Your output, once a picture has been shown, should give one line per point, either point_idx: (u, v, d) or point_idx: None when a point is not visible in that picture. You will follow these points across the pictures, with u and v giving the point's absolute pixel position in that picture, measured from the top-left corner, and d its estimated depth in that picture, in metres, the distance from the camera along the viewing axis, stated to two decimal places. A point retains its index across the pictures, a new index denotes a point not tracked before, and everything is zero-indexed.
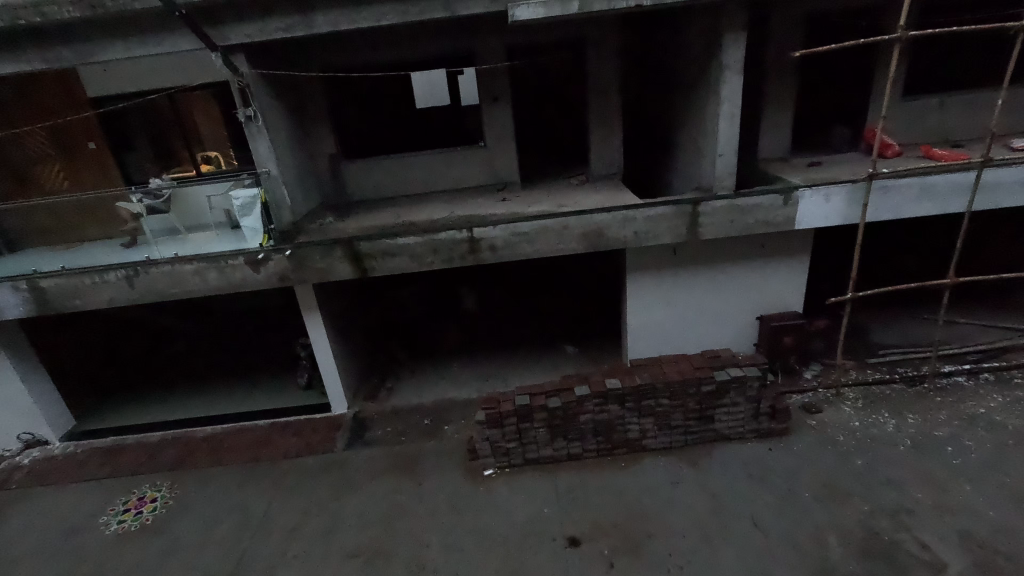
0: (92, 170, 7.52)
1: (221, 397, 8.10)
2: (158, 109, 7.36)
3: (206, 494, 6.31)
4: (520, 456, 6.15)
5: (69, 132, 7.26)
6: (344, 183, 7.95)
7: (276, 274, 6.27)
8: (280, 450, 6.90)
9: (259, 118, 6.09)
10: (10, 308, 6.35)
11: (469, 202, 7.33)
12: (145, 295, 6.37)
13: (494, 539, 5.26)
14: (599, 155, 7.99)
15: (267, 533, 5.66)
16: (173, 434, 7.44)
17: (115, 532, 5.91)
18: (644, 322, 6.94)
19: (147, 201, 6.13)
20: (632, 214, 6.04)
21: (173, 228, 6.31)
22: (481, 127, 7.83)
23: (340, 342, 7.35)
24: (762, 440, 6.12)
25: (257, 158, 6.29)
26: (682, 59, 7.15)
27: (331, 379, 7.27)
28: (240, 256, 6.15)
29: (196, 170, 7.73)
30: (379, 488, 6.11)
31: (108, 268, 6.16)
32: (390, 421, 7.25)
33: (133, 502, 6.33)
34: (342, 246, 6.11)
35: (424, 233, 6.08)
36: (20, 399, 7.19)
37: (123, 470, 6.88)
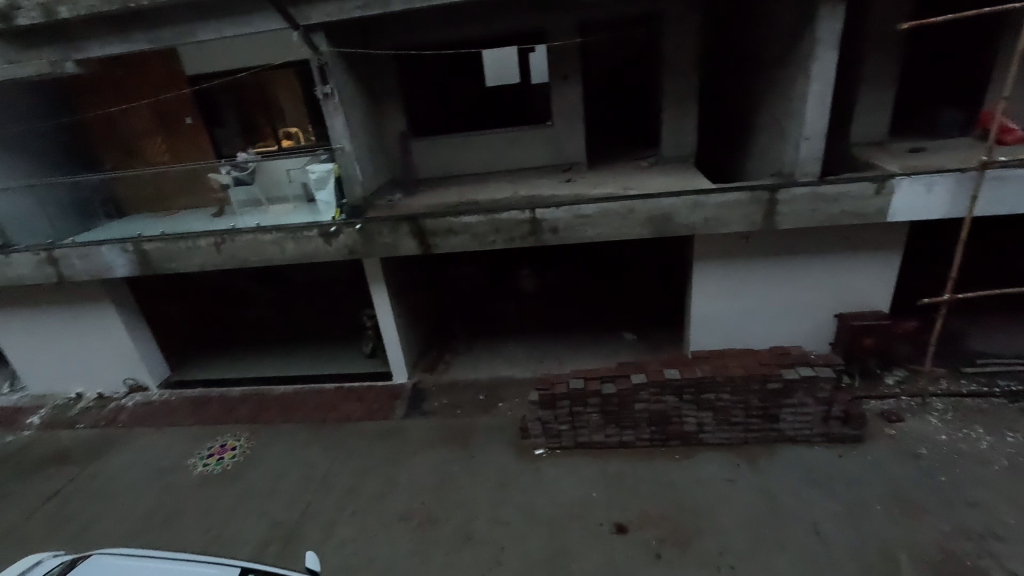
0: (188, 145, 8.17)
1: (294, 359, 8.68)
2: (244, 87, 7.72)
3: (278, 448, 6.85)
4: (571, 438, 6.15)
5: (168, 108, 7.89)
6: (412, 160, 8.13)
7: (346, 247, 6.56)
8: (344, 414, 7.34)
9: (336, 95, 6.33)
10: (118, 268, 7.04)
11: (533, 182, 7.29)
12: (230, 261, 6.87)
13: (540, 518, 5.33)
14: (671, 137, 7.66)
15: (330, 489, 6.06)
16: (251, 391, 8.09)
17: (200, 474, 6.57)
18: (709, 313, 6.66)
19: (234, 172, 6.86)
20: (703, 198, 5.75)
21: (257, 199, 7.04)
22: (549, 107, 7.71)
23: (402, 314, 7.63)
24: (831, 445, 5.75)
25: (332, 134, 6.48)
26: (769, 34, 6.65)
27: (393, 349, 7.56)
28: (314, 228, 6.49)
29: (278, 145, 8.04)
30: (433, 457, 6.36)
31: (199, 235, 6.69)
32: (446, 393, 7.48)
33: (216, 448, 6.99)
34: (408, 222, 6.29)
35: (487, 213, 6.12)
36: (124, 347, 8.05)
37: (207, 420, 7.59)
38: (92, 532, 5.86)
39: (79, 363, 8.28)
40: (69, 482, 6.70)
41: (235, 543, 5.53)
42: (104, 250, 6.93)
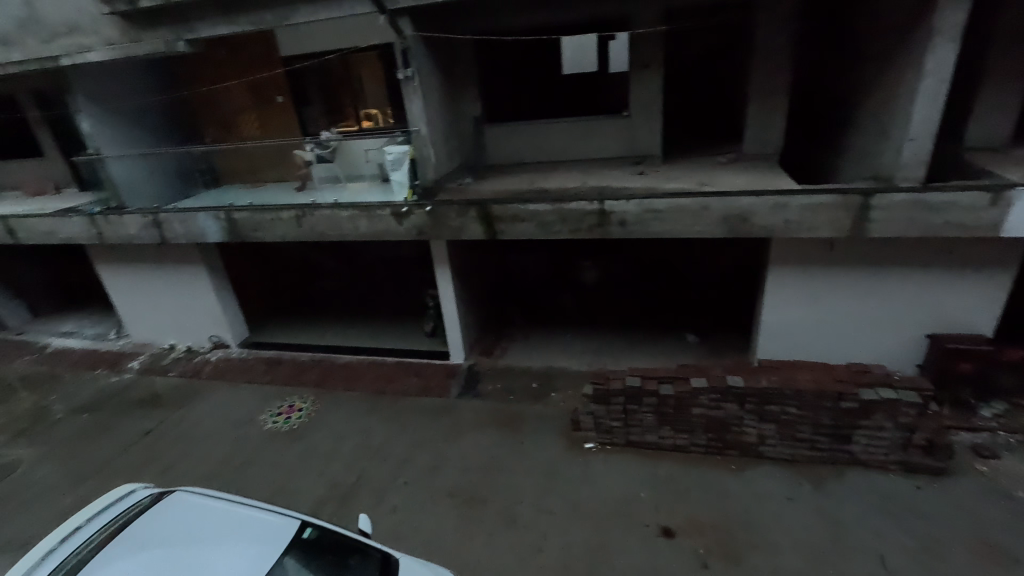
0: (278, 121, 8.63)
1: (359, 331, 9.10)
2: (331, 68, 8.08)
3: (339, 413, 7.26)
4: (622, 436, 6.06)
5: (262, 86, 8.39)
6: (484, 145, 8.21)
7: (415, 227, 6.77)
8: (402, 388, 7.64)
9: (416, 78, 6.48)
10: (211, 233, 7.65)
11: (604, 173, 7.16)
12: (308, 234, 7.27)
13: (584, 511, 5.32)
14: (755, 132, 7.24)
15: (384, 458, 6.35)
16: (318, 357, 8.59)
17: (269, 429, 7.08)
18: (781, 321, 6.31)
19: (318, 151, 7.24)
20: (785, 199, 5.42)
21: (337, 176, 7.43)
22: (627, 97, 7.52)
23: (464, 296, 7.79)
24: (908, 475, 5.32)
25: (410, 118, 6.60)
26: (878, 24, 6.10)
27: (452, 329, 7.74)
28: (387, 207, 6.74)
29: (359, 127, 8.29)
30: (483, 438, 6.50)
31: (282, 208, 7.13)
32: (500, 377, 7.59)
33: (285, 407, 7.50)
34: (476, 207, 6.38)
35: (555, 202, 6.09)
36: (211, 304, 8.75)
37: (279, 380, 8.16)
38: (175, 471, 6.48)
39: (174, 317, 9.11)
40: (159, 423, 7.43)
41: (296, 497, 5.94)
42: (200, 216, 7.55)
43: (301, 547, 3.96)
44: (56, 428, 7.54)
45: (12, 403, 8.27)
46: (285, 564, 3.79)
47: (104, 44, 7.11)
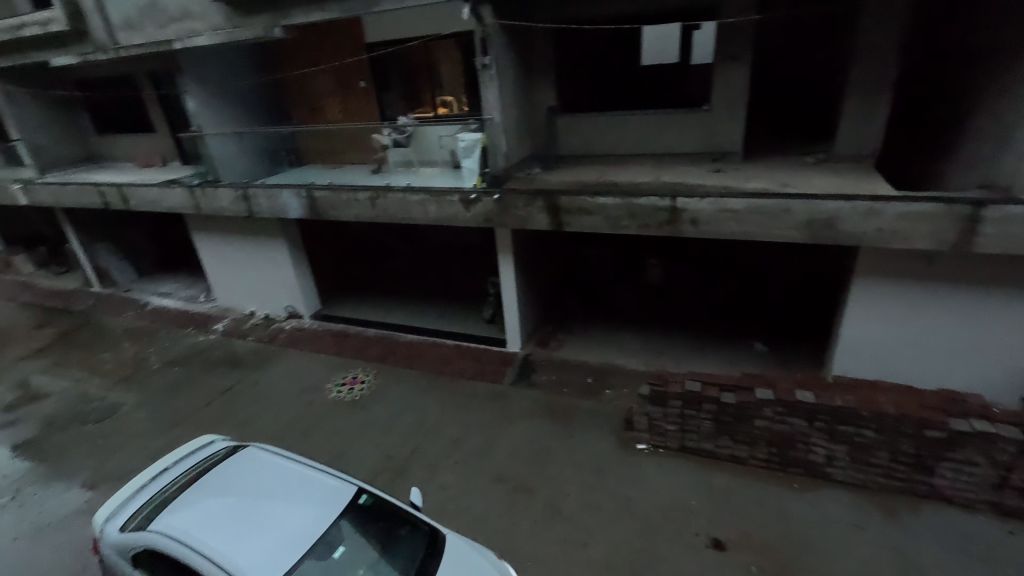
0: (361, 105, 8.98)
1: (421, 312, 9.40)
2: (411, 55, 8.29)
3: (398, 389, 7.56)
4: (677, 441, 5.90)
5: (348, 71, 8.77)
6: (556, 135, 8.15)
7: (482, 215, 6.86)
8: (458, 370, 7.83)
9: (493, 66, 6.49)
10: (293, 210, 8.14)
11: (679, 169, 6.91)
12: (381, 215, 7.56)
13: (632, 512, 5.24)
14: (850, 132, 6.71)
15: (437, 436, 6.55)
16: (382, 334, 8.96)
17: (333, 398, 7.50)
18: (862, 337, 5.87)
19: (394, 136, 7.53)
20: (880, 206, 5.00)
21: (410, 161, 7.65)
22: (709, 90, 7.19)
23: (525, 286, 7.83)
24: (1000, 519, 4.81)
25: (484, 106, 6.71)
26: (1009, 14, 5.43)
27: (511, 318, 7.81)
28: (456, 194, 6.88)
29: (434, 112, 8.50)
30: (534, 428, 6.54)
31: (358, 189, 7.45)
32: (555, 369, 7.59)
33: (348, 378, 7.91)
34: (544, 197, 6.37)
35: (625, 196, 5.96)
36: (290, 276, 9.34)
37: (345, 352, 8.61)
38: (249, 427, 7.02)
39: (256, 286, 9.80)
40: (237, 382, 8.07)
41: (354, 464, 6.27)
42: (285, 193, 8.04)
43: (355, 511, 4.18)
44: (151, 378, 8.38)
45: (117, 352, 9.26)
46: (340, 526, 4.03)
47: (209, 29, 7.65)
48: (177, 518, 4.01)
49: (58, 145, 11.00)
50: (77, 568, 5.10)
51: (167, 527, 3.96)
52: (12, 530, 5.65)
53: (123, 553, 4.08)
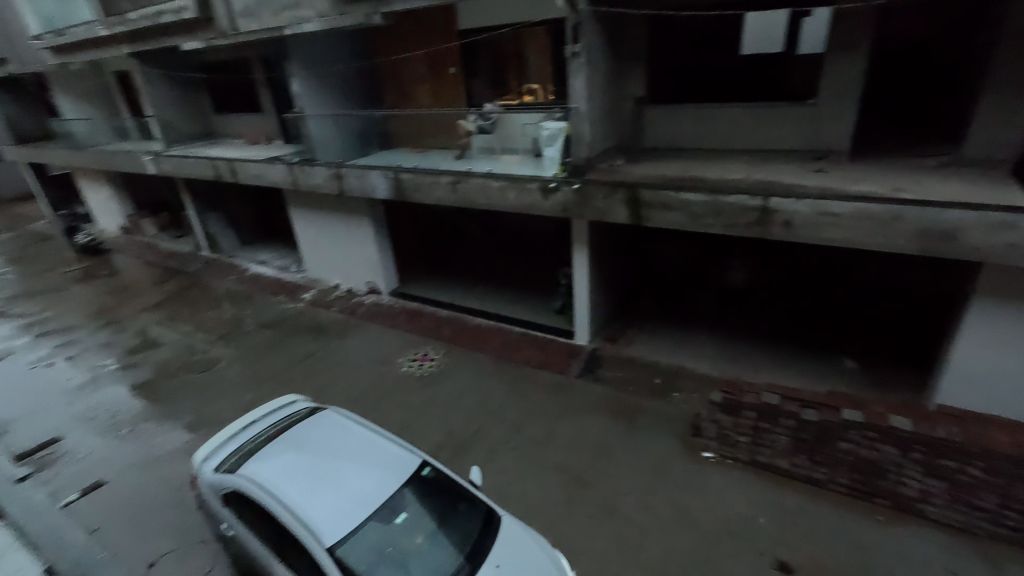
0: (449, 91, 9.20)
1: (492, 297, 9.55)
2: (502, 42, 8.34)
3: (465, 370, 7.76)
4: (748, 453, 5.61)
5: (440, 57, 8.98)
6: (643, 127, 7.89)
7: (560, 204, 6.82)
8: (524, 358, 7.90)
9: (583, 54, 6.36)
10: (379, 190, 8.53)
11: (774, 166, 6.46)
12: (460, 200, 7.73)
13: (692, 520, 5.08)
14: (983, 133, 5.94)
15: (499, 420, 6.67)
16: (453, 315, 9.22)
17: (404, 372, 7.85)
18: (976, 365, 5.24)
19: (479, 122, 7.59)
20: (1014, 219, 4.40)
21: (492, 148, 7.81)
22: (816, 83, 6.63)
23: (598, 279, 7.72)
24: None
25: (571, 95, 6.59)
26: None
27: (581, 310, 7.73)
28: (535, 182, 6.90)
29: (519, 100, 8.52)
30: (596, 422, 6.48)
31: (441, 173, 7.67)
32: (622, 366, 7.45)
33: (419, 355, 8.23)
34: (625, 190, 6.21)
35: (712, 193, 5.68)
36: (372, 253, 9.85)
37: (418, 330, 8.96)
38: (327, 391, 7.53)
39: (342, 260, 10.42)
40: (319, 349, 8.66)
41: (420, 436, 6.54)
42: (373, 174, 8.44)
43: (418, 482, 4.37)
44: (247, 338, 9.20)
45: (220, 311, 10.25)
46: (404, 494, 4.23)
47: (316, 16, 8.08)
48: (262, 467, 4.39)
49: (183, 121, 12.22)
50: (177, 498, 5.75)
51: (253, 472, 4.36)
52: (128, 458, 6.47)
53: (215, 491, 4.55)
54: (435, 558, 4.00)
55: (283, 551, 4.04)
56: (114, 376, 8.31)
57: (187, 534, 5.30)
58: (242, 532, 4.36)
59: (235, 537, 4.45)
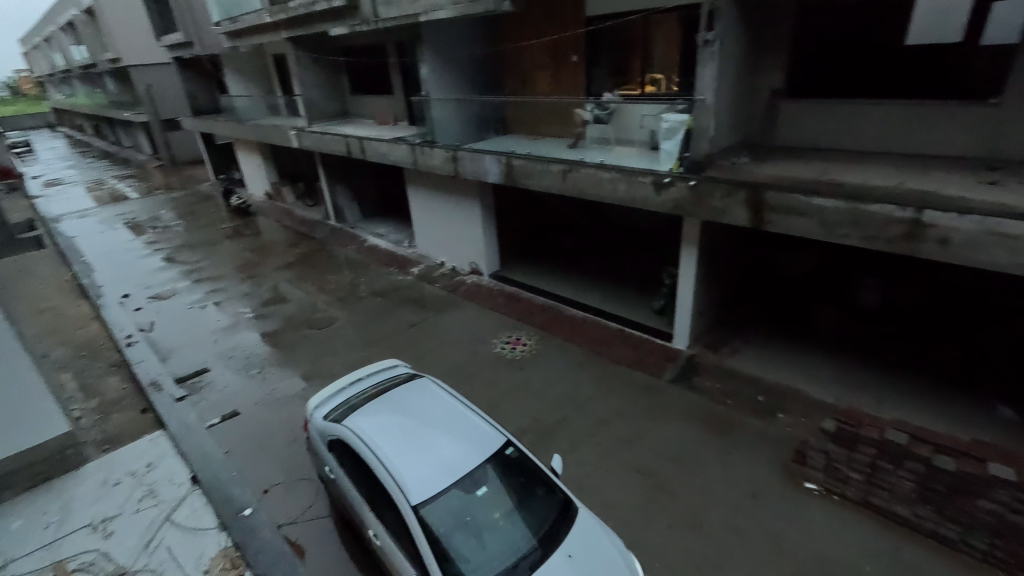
0: (569, 79, 9.16)
1: (591, 291, 9.45)
2: (629, 29, 8.10)
3: (556, 359, 7.81)
4: (859, 492, 5.06)
5: (563, 44, 8.95)
6: (776, 123, 7.27)
7: (673, 201, 6.55)
8: (616, 354, 7.77)
9: (717, 43, 5.95)
10: (491, 174, 8.77)
11: (932, 175, 5.63)
12: (569, 189, 7.72)
13: (784, 551, 4.70)
14: None
15: (585, 412, 6.64)
16: (549, 304, 9.28)
17: (497, 352, 8.09)
18: None
19: (596, 112, 7.39)
20: None
21: (607, 138, 7.53)
22: (1002, 80, 5.63)
23: (705, 282, 7.32)
24: None
25: (699, 86, 6.21)
26: None
27: (683, 313, 7.40)
28: (649, 175, 6.69)
29: (641, 90, 8.30)
30: (687, 431, 6.21)
31: (553, 161, 7.70)
32: (721, 377, 7.03)
33: (512, 338, 8.42)
34: (747, 190, 5.79)
35: (850, 200, 5.11)
36: (478, 235, 10.20)
37: (514, 314, 9.15)
38: (425, 361, 8.00)
39: (449, 239, 10.93)
40: (422, 320, 9.20)
41: (506, 416, 6.73)
42: (487, 158, 8.71)
43: (502, 460, 4.51)
44: (360, 303, 10.02)
45: (339, 276, 11.25)
46: (487, 469, 4.39)
47: (449, 2, 8.35)
48: (362, 421, 4.79)
49: (324, 101, 13.43)
50: (292, 437, 6.47)
51: (355, 425, 4.77)
52: (256, 395, 7.39)
53: (323, 436, 5.05)
54: (510, 536, 4.12)
55: (374, 501, 4.40)
56: (250, 323, 9.50)
57: (297, 469, 5.96)
58: (341, 477, 4.80)
59: (335, 480, 4.92)
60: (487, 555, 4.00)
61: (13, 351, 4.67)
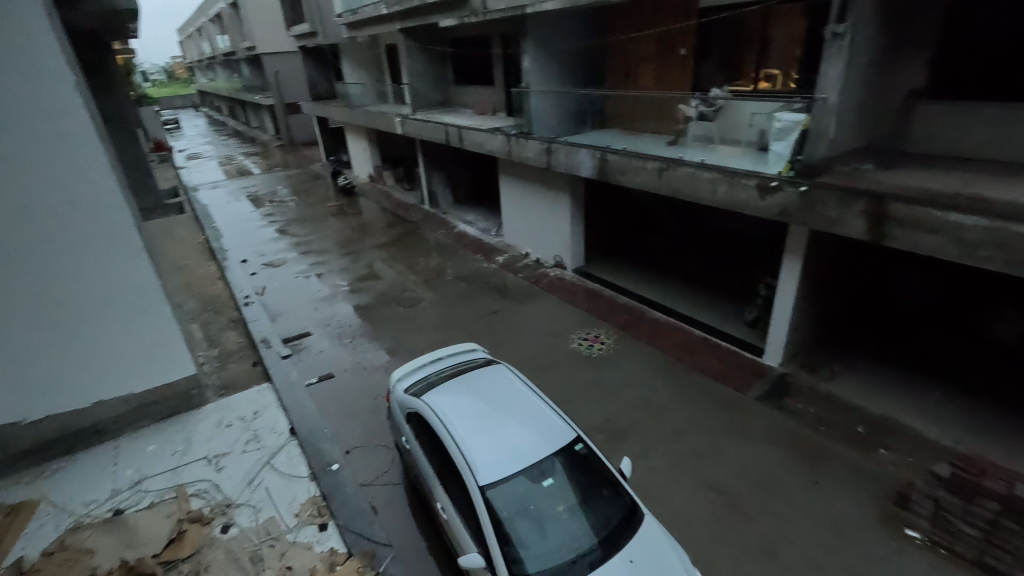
0: (675, 73, 8.81)
1: (677, 295, 9.10)
2: (744, 21, 7.63)
3: (634, 361, 7.64)
4: (972, 550, 4.51)
5: (672, 37, 8.61)
6: (910, 127, 6.50)
7: (778, 207, 6.12)
8: (699, 363, 7.44)
9: (847, 36, 5.39)
10: (583, 168, 8.70)
11: None
12: (664, 188, 7.50)
13: None
14: None
15: (660, 419, 6.46)
16: (632, 304, 9.08)
17: (574, 348, 8.06)
18: None
19: (701, 108, 6.93)
20: None
21: (710, 136, 7.06)
22: None
23: (807, 297, 6.77)
24: None
25: (821, 82, 5.65)
26: None
27: (778, 327, 6.92)
28: (754, 178, 6.30)
29: (753, 86, 7.79)
30: (770, 453, 5.83)
31: (649, 158, 7.51)
32: (815, 400, 6.51)
33: (590, 335, 8.34)
34: (867, 199, 5.25)
35: (996, 218, 4.47)
36: (565, 230, 10.17)
37: (594, 311, 9.06)
38: (503, 348, 8.17)
39: (536, 231, 11.01)
40: (502, 308, 9.39)
41: (578, 412, 6.71)
42: (580, 152, 8.64)
43: (570, 455, 4.50)
44: (446, 286, 10.42)
45: (428, 259, 11.77)
46: (554, 461, 4.42)
47: None
48: (439, 399, 4.99)
49: (428, 90, 14.01)
50: (375, 405, 6.92)
51: (432, 402, 4.98)
52: (347, 362, 7.98)
53: (402, 408, 5.33)
54: (572, 530, 4.13)
55: (444, 475, 4.59)
56: (346, 295, 10.24)
57: (377, 435, 6.37)
58: (415, 449, 5.05)
59: (410, 450, 5.19)
60: (548, 545, 4.04)
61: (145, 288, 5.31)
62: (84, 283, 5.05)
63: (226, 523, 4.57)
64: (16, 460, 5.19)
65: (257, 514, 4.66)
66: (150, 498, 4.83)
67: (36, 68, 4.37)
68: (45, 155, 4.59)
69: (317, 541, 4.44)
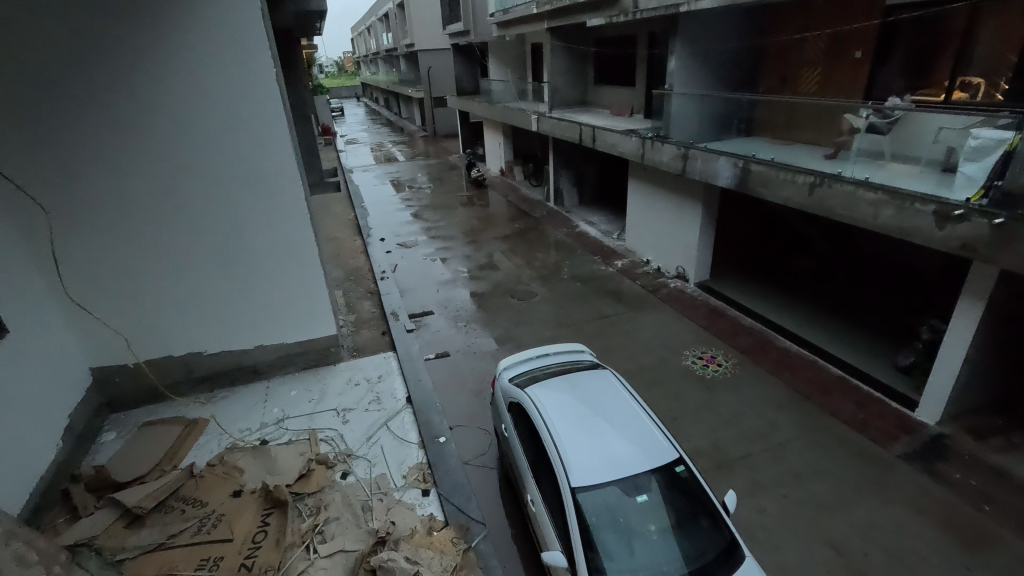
0: (844, 79, 7.93)
1: (814, 326, 8.21)
2: (945, 18, 6.59)
3: (753, 390, 7.05)
4: None
5: (846, 38, 7.73)
6: None
7: (960, 239, 5.25)
8: (832, 406, 6.63)
9: None
10: (722, 177, 8.20)
11: None
12: (815, 206, 6.86)
13: None
14: None
15: (776, 457, 5.90)
16: (758, 328, 8.38)
17: (686, 365, 7.67)
18: None
19: (873, 119, 6.02)
20: None
21: (880, 151, 6.16)
22: None
23: (984, 351, 5.72)
24: None
25: None
26: None
27: (940, 380, 5.93)
28: (931, 204, 5.48)
29: (945, 96, 6.78)
30: (909, 521, 5.05)
31: (801, 171, 6.91)
32: (980, 473, 5.50)
33: (706, 355, 7.86)
34: None
35: None
36: (692, 242, 9.66)
37: (714, 329, 8.51)
38: (611, 354, 8.04)
39: (660, 240, 10.61)
40: (615, 314, 9.21)
41: (683, 432, 6.37)
42: (721, 160, 8.17)
43: (670, 475, 4.31)
44: (560, 284, 10.49)
45: (547, 256, 11.92)
46: (652, 478, 4.26)
47: None
48: (541, 393, 5.09)
49: (567, 89, 14.13)
50: (482, 388, 7.24)
51: (534, 395, 5.08)
52: (460, 345, 8.43)
53: (505, 396, 5.52)
54: (662, 553, 3.97)
55: (537, 469, 4.67)
56: (465, 281, 10.79)
57: (479, 418, 6.66)
58: (513, 438, 5.19)
59: (507, 438, 5.35)
60: (635, 562, 3.93)
61: (306, 249, 6.18)
62: (259, 245, 5.97)
63: (345, 470, 5.14)
64: (196, 384, 6.29)
65: (371, 468, 5.18)
66: (288, 436, 5.59)
67: (248, 65, 5.33)
68: (247, 135, 5.54)
69: (419, 504, 4.83)
